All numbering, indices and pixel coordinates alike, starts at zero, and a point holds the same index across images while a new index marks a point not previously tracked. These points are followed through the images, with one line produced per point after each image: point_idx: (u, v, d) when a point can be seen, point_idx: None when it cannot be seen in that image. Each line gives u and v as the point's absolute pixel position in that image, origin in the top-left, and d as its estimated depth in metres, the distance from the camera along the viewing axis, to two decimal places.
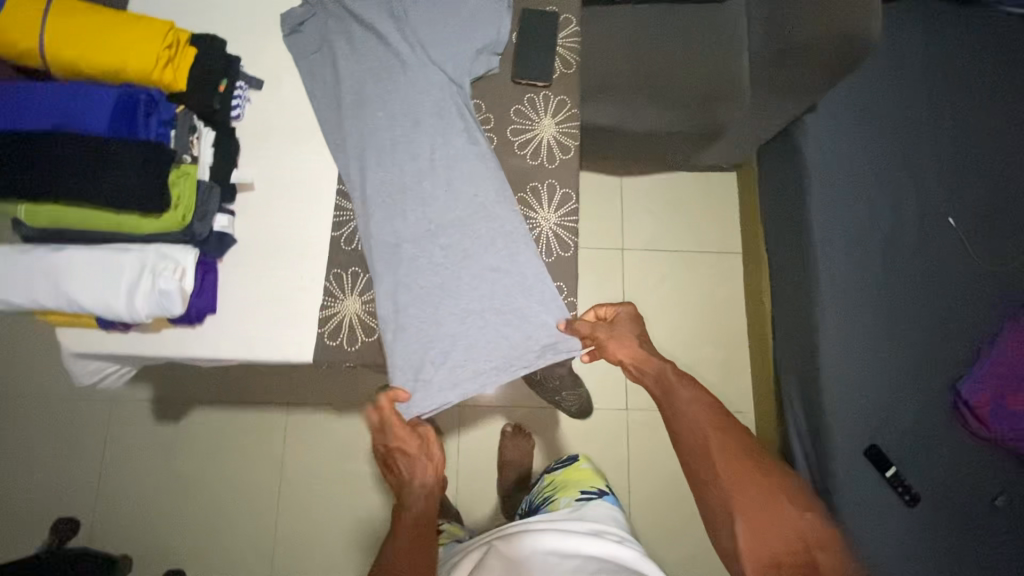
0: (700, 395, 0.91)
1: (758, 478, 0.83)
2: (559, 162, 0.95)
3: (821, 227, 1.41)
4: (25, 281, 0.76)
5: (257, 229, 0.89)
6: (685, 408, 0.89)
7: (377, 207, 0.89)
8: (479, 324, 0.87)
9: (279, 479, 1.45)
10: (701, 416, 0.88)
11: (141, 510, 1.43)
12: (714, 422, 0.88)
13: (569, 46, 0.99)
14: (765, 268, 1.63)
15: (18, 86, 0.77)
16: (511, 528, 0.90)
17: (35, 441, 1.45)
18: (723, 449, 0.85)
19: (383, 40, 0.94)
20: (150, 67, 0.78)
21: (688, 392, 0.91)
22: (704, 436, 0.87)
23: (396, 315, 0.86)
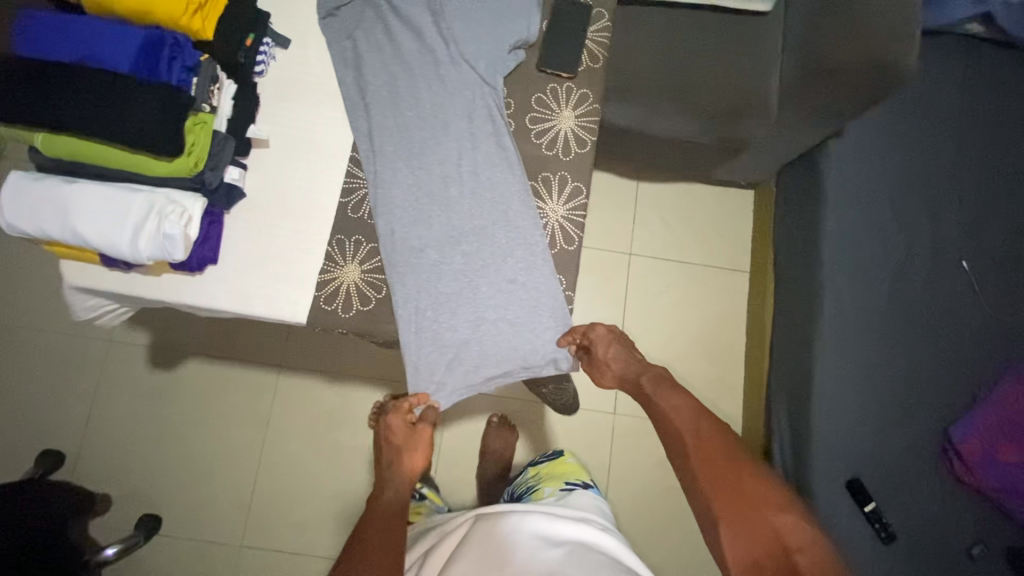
0: (680, 400, 0.95)
1: (737, 478, 0.85)
2: (574, 155, 0.94)
3: (832, 255, 1.40)
4: (34, 209, 0.77)
5: (266, 186, 0.90)
6: (665, 414, 0.94)
7: (391, 185, 0.89)
8: (492, 333, 0.87)
9: (263, 437, 1.47)
10: (681, 421, 0.93)
11: (125, 452, 1.46)
12: (693, 425, 0.92)
13: (598, 40, 0.99)
14: (771, 291, 1.61)
15: (48, 16, 0.78)
16: (490, 512, 0.93)
17: (31, 369, 1.48)
18: (701, 451, 0.89)
19: (419, 33, 0.95)
20: (178, 12, 0.78)
21: (669, 397, 0.95)
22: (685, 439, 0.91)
23: (413, 319, 0.86)
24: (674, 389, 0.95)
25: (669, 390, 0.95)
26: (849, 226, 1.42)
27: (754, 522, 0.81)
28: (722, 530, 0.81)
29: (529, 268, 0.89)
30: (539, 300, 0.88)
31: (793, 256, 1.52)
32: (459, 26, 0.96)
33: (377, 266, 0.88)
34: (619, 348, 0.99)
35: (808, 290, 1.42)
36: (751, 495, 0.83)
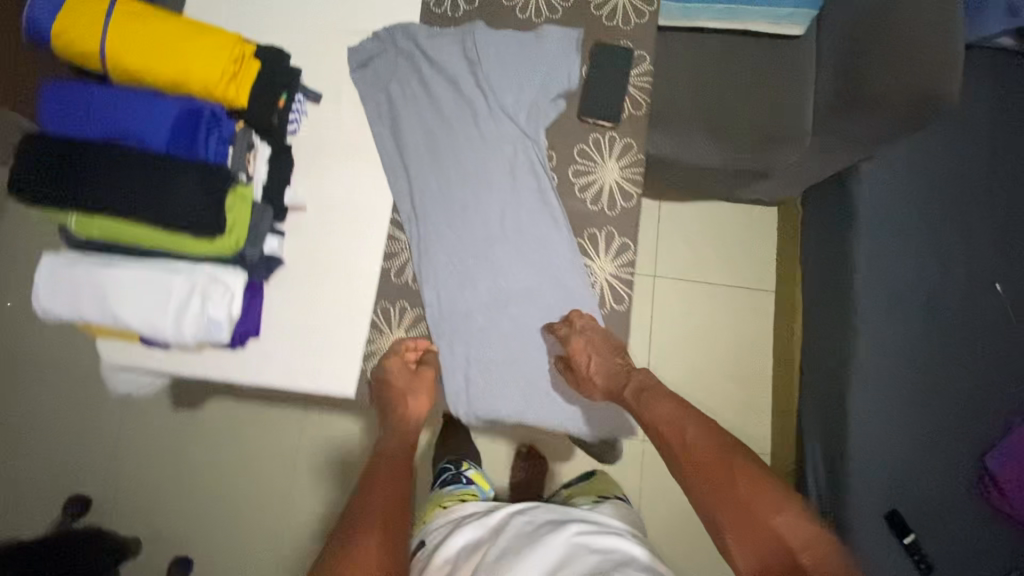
0: (667, 405, 0.73)
1: (735, 487, 0.63)
2: (621, 209, 0.91)
3: (861, 274, 1.37)
4: (71, 294, 0.74)
5: (305, 253, 0.87)
6: (653, 426, 0.73)
7: (435, 249, 0.87)
8: (545, 400, 0.85)
9: (289, 479, 1.44)
10: (668, 429, 0.71)
11: (150, 495, 1.43)
12: (682, 430, 0.70)
13: (641, 85, 0.95)
14: (801, 312, 1.60)
15: (78, 86, 0.74)
16: (505, 534, 0.83)
17: (51, 415, 1.45)
18: (694, 460, 0.67)
19: (457, 86, 0.92)
20: (214, 83, 0.75)
21: (657, 403, 0.74)
22: (674, 448, 0.70)
23: (464, 390, 0.84)
24: (660, 394, 0.75)
25: (655, 396, 0.75)
26: (881, 248, 1.40)
27: (763, 541, 0.59)
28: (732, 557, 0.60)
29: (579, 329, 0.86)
30: None
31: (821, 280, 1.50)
32: (499, 76, 0.92)
33: (423, 334, 0.85)
34: (603, 351, 0.81)
35: (842, 315, 1.40)
36: (757, 502, 0.61)
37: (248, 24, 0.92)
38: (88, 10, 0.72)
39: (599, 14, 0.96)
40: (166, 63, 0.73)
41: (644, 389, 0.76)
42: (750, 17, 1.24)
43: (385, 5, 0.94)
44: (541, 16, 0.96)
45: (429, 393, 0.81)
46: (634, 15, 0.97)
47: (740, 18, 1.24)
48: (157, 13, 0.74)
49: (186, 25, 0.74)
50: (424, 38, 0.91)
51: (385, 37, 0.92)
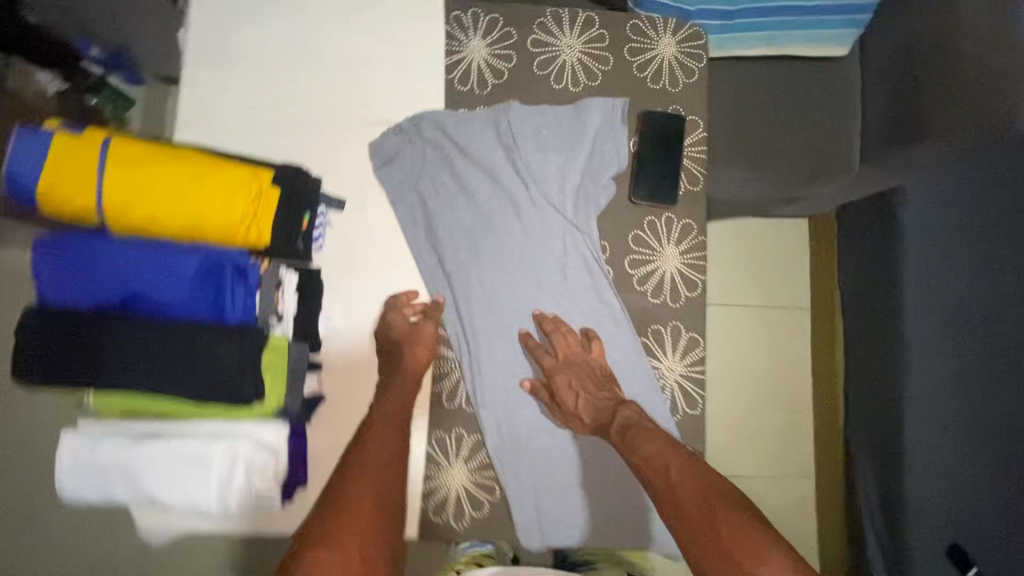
0: (652, 445, 0.67)
1: (719, 538, 0.57)
2: (685, 300, 0.83)
3: (917, 319, 0.90)
4: (98, 476, 0.66)
5: (349, 383, 0.79)
6: (638, 468, 0.68)
7: (489, 365, 0.80)
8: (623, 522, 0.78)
9: None
10: (652, 471, 0.66)
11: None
12: (665, 474, 0.65)
13: (695, 156, 0.85)
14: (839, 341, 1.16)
15: (71, 242, 0.63)
16: None
17: None
18: (677, 506, 0.62)
19: (493, 176, 0.82)
20: (234, 229, 0.65)
21: (642, 442, 0.68)
22: (658, 494, 0.65)
23: (535, 522, 0.77)
24: (646, 432, 0.69)
25: (642, 434, 0.69)
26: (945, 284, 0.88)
27: None
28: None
29: None
30: None
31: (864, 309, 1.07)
32: (539, 162, 0.82)
33: (485, 464, 0.78)
34: (590, 385, 0.77)
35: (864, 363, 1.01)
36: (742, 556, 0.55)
37: (252, 121, 0.81)
38: (79, 160, 0.62)
39: (643, 76, 0.86)
40: (174, 214, 0.63)
41: (631, 427, 0.71)
42: (795, 44, 1.10)
43: (405, 88, 0.83)
44: (579, 85, 0.85)
45: (430, 349, 0.78)
46: (682, 74, 0.86)
47: (781, 46, 1.09)
48: (158, 154, 0.64)
49: (190, 163, 0.64)
50: (452, 126, 0.82)
51: (410, 127, 0.82)
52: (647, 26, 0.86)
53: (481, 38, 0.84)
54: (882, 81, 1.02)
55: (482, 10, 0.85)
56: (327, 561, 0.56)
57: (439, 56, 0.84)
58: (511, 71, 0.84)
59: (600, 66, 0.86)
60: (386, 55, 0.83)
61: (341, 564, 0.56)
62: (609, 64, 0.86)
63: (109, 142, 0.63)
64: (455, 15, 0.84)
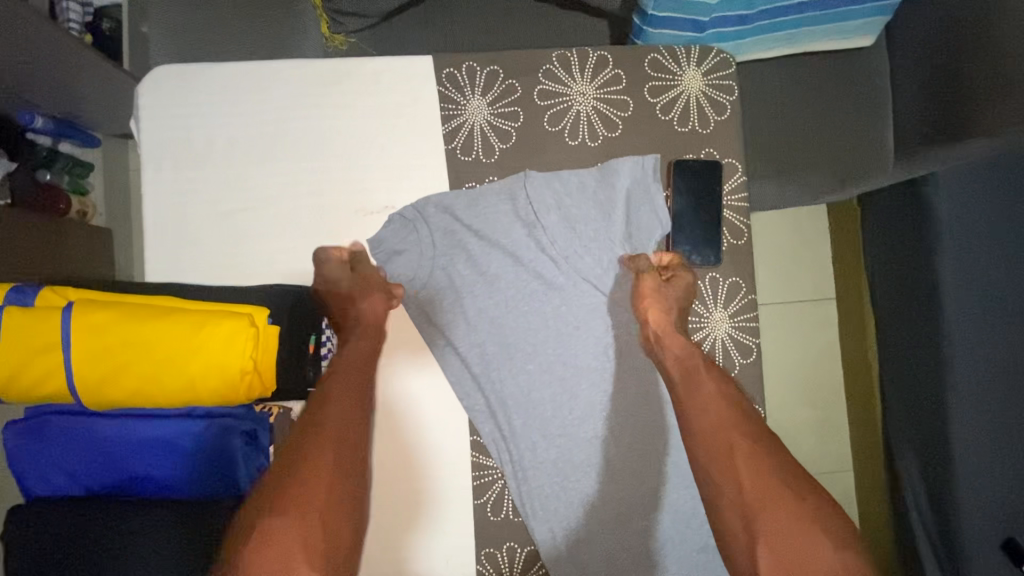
0: (720, 394, 0.65)
1: (795, 502, 0.55)
2: (740, 368, 0.75)
3: (956, 314, 0.89)
4: None
5: (383, 509, 0.72)
6: (698, 409, 0.64)
7: (534, 469, 0.72)
8: None
9: None
10: (713, 418, 0.63)
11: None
12: (731, 423, 0.62)
13: (735, 205, 0.76)
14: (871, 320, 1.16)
15: (59, 425, 0.56)
16: None
17: None
18: (746, 458, 0.59)
19: (514, 257, 0.74)
20: (233, 390, 0.56)
21: (712, 392, 0.65)
22: (715, 437, 0.61)
23: None
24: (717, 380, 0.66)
25: (708, 381, 0.66)
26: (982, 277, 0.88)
27: (796, 544, 0.53)
28: (758, 554, 0.54)
29: None
30: None
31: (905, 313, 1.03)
32: (565, 235, 0.74)
33: None
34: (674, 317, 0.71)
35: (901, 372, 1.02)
36: (808, 519, 0.54)
37: (237, 224, 0.72)
38: (43, 336, 0.52)
39: (668, 118, 0.76)
40: (162, 384, 0.54)
41: (698, 369, 0.67)
42: (812, 42, 0.99)
43: (403, 166, 0.73)
44: (598, 137, 0.75)
45: (383, 291, 0.70)
46: (711, 111, 0.76)
47: (799, 43, 0.99)
48: (136, 315, 0.54)
49: (172, 321, 0.54)
50: (461, 206, 0.73)
51: (413, 215, 0.72)
52: (667, 59, 0.76)
53: (481, 97, 0.74)
54: (917, 84, 0.98)
55: (479, 64, 0.75)
56: (278, 525, 0.51)
57: (436, 124, 0.74)
58: (519, 130, 0.75)
59: (617, 112, 0.76)
60: (378, 129, 0.73)
61: (300, 533, 0.51)
62: (628, 108, 0.76)
63: (70, 311, 0.53)
64: (447, 73, 0.74)
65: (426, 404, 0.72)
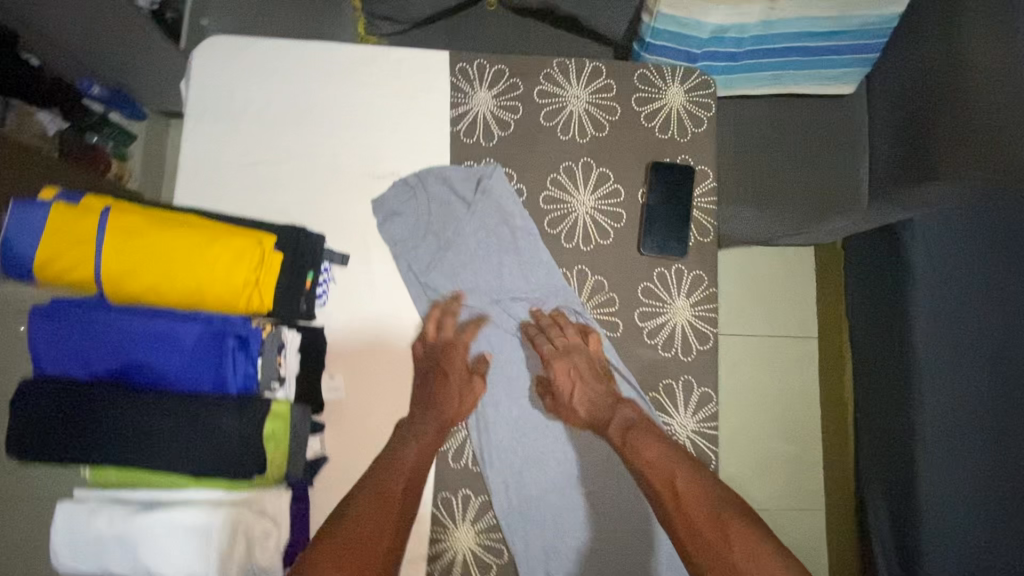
0: (655, 450, 0.70)
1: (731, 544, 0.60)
2: (697, 353, 0.81)
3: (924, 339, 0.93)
4: (96, 549, 0.65)
5: (351, 445, 0.77)
6: (642, 472, 0.70)
7: (498, 427, 0.78)
8: None
9: None
10: (656, 475, 0.69)
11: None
12: (673, 478, 0.68)
13: (705, 206, 0.84)
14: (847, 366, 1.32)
15: (75, 314, 0.62)
16: None
17: None
18: (689, 504, 0.65)
19: (503, 226, 0.80)
20: (235, 297, 0.64)
21: (647, 446, 0.71)
22: (662, 491, 0.68)
23: None
24: (648, 436, 0.72)
25: (644, 439, 0.72)
26: (948, 302, 0.93)
27: None
28: None
29: None
30: None
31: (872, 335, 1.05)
32: (549, 216, 0.83)
33: (492, 526, 0.76)
34: (591, 380, 0.77)
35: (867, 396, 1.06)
36: (753, 556, 0.58)
37: (258, 175, 0.81)
38: (79, 228, 0.61)
39: (651, 125, 0.86)
40: (176, 284, 0.62)
41: (631, 428, 0.73)
42: (797, 82, 1.12)
43: (412, 141, 0.83)
44: (587, 135, 0.85)
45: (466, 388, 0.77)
46: (690, 123, 0.86)
47: (785, 84, 1.12)
48: (159, 222, 0.63)
49: (192, 231, 0.63)
50: (458, 179, 0.81)
51: (415, 182, 0.80)
52: (654, 75, 0.86)
53: (487, 90, 0.85)
54: (892, 137, 1.11)
55: (488, 63, 0.85)
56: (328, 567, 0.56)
57: (445, 108, 0.84)
58: (517, 121, 0.84)
59: (606, 115, 0.85)
60: (395, 108, 0.83)
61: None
62: (616, 113, 0.85)
63: (107, 211, 0.62)
64: (460, 67, 0.85)
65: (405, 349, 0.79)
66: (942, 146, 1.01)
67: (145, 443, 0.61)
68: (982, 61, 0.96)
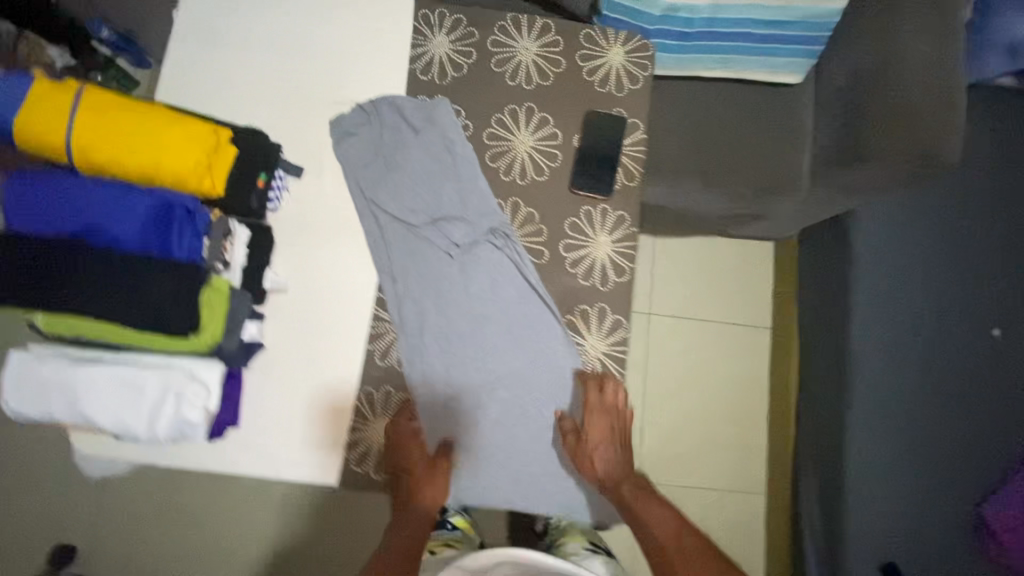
0: (659, 509, 0.83)
1: None
2: (613, 284, 0.88)
3: None
4: (41, 394, 0.72)
5: (286, 337, 0.84)
6: (646, 527, 0.81)
7: (425, 333, 0.85)
8: (533, 485, 0.84)
9: None
10: (661, 529, 0.81)
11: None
12: (675, 533, 0.81)
13: (634, 155, 0.92)
14: (798, 362, 1.52)
15: (43, 180, 0.70)
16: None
17: None
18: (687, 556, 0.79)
19: (445, 152, 0.88)
20: (187, 174, 0.72)
21: (651, 508, 0.83)
22: (664, 542, 0.80)
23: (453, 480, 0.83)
24: (655, 498, 0.84)
25: (648, 500, 0.84)
26: None
27: None
28: None
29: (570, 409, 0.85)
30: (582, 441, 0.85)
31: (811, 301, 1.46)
32: (490, 151, 0.90)
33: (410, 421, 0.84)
34: (610, 438, 0.84)
35: None
36: None
37: (229, 93, 0.89)
38: (53, 101, 0.69)
39: (591, 79, 0.94)
40: (135, 160, 0.70)
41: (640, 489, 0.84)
42: (747, 68, 1.21)
43: (371, 74, 0.91)
44: (532, 82, 0.93)
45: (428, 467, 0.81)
46: (627, 80, 0.94)
47: (735, 67, 1.20)
48: (127, 105, 0.71)
49: (155, 115, 0.72)
50: (409, 109, 0.89)
51: (369, 108, 0.89)
52: (598, 36, 0.95)
53: (445, 36, 0.93)
54: (832, 126, 1.20)
55: (449, 13, 0.94)
56: None
57: (404, 48, 0.92)
58: (469, 65, 0.93)
59: (551, 67, 0.94)
60: (359, 44, 0.92)
61: None
62: (561, 66, 0.94)
63: (82, 90, 0.70)
64: (423, 14, 0.94)
65: (343, 257, 0.86)
66: (871, 137, 1.09)
67: (89, 293, 0.68)
68: (914, 59, 1.05)
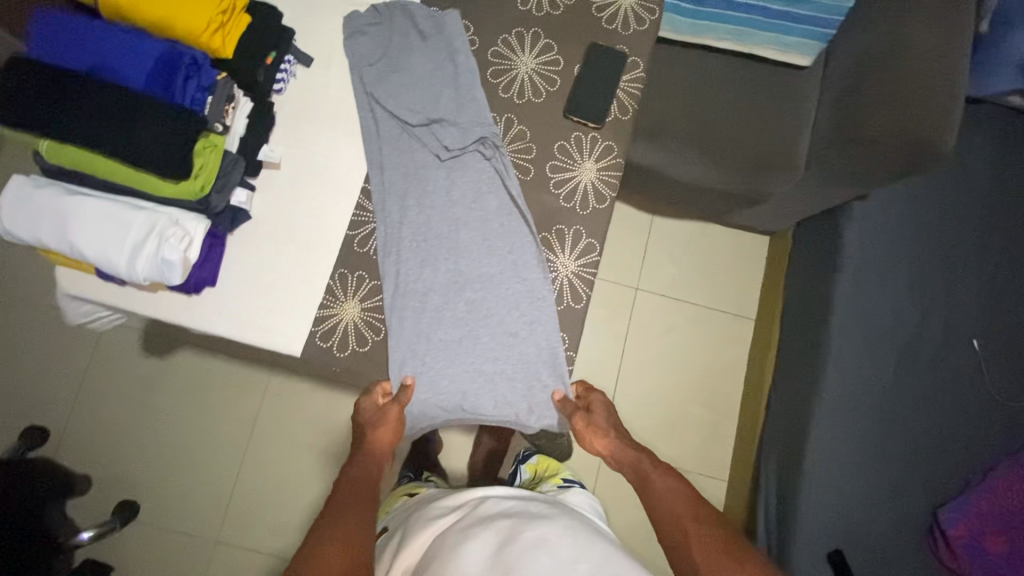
0: (670, 483, 0.83)
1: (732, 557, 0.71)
2: (592, 209, 0.91)
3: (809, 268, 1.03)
4: (34, 220, 0.76)
5: (273, 211, 0.88)
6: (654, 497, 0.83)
7: (404, 228, 0.89)
8: (489, 386, 0.87)
9: (241, 453, 1.35)
10: (672, 499, 0.81)
11: (100, 443, 1.35)
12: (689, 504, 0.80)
13: (630, 90, 0.95)
14: (774, 351, 1.45)
15: (65, 19, 0.75)
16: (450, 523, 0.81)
17: (20, 363, 1.37)
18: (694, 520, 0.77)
19: (449, 61, 0.92)
20: (199, 28, 0.77)
21: (660, 482, 0.84)
22: (672, 511, 0.79)
23: (409, 369, 0.86)
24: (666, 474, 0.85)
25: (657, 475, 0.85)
26: None
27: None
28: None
29: (532, 321, 0.88)
30: (540, 353, 0.88)
31: (799, 290, 1.40)
32: (493, 69, 0.94)
33: (376, 307, 0.87)
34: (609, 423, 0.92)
35: None
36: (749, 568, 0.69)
37: None
38: None
39: (599, 16, 0.97)
40: (153, 6, 0.75)
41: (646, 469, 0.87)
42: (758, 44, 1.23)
43: None
44: (543, 10, 0.96)
45: (384, 418, 0.85)
46: (634, 21, 0.97)
47: (745, 42, 1.23)
48: None
49: None
50: (420, 16, 0.93)
51: (383, 12, 0.93)
52: None
53: None
54: (834, 107, 1.21)
55: None
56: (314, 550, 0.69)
57: None
58: None
59: None
60: None
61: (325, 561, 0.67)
62: None
63: None
64: None
65: (339, 147, 0.90)
66: (874, 119, 1.06)
67: (86, 119, 0.71)
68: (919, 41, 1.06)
